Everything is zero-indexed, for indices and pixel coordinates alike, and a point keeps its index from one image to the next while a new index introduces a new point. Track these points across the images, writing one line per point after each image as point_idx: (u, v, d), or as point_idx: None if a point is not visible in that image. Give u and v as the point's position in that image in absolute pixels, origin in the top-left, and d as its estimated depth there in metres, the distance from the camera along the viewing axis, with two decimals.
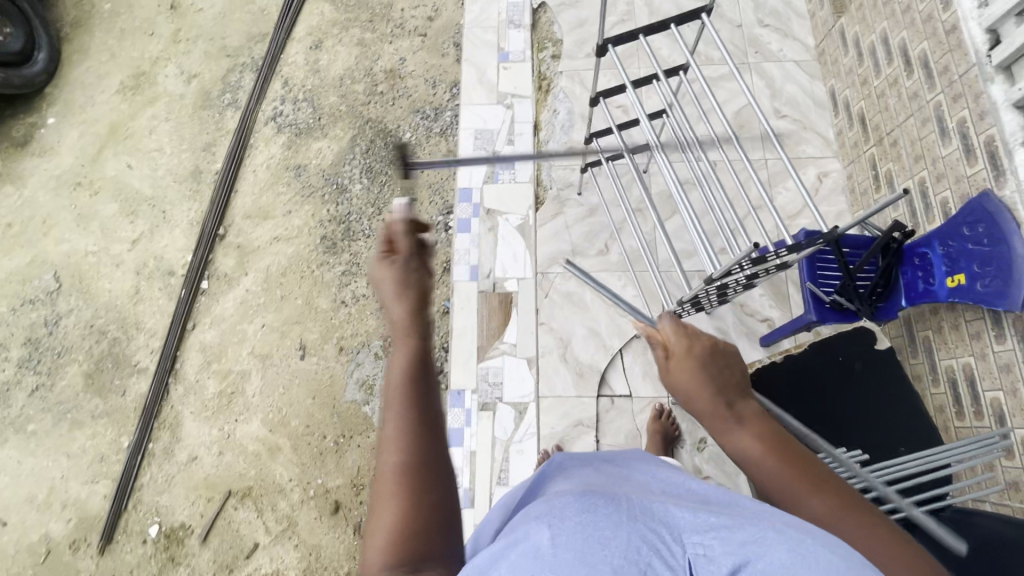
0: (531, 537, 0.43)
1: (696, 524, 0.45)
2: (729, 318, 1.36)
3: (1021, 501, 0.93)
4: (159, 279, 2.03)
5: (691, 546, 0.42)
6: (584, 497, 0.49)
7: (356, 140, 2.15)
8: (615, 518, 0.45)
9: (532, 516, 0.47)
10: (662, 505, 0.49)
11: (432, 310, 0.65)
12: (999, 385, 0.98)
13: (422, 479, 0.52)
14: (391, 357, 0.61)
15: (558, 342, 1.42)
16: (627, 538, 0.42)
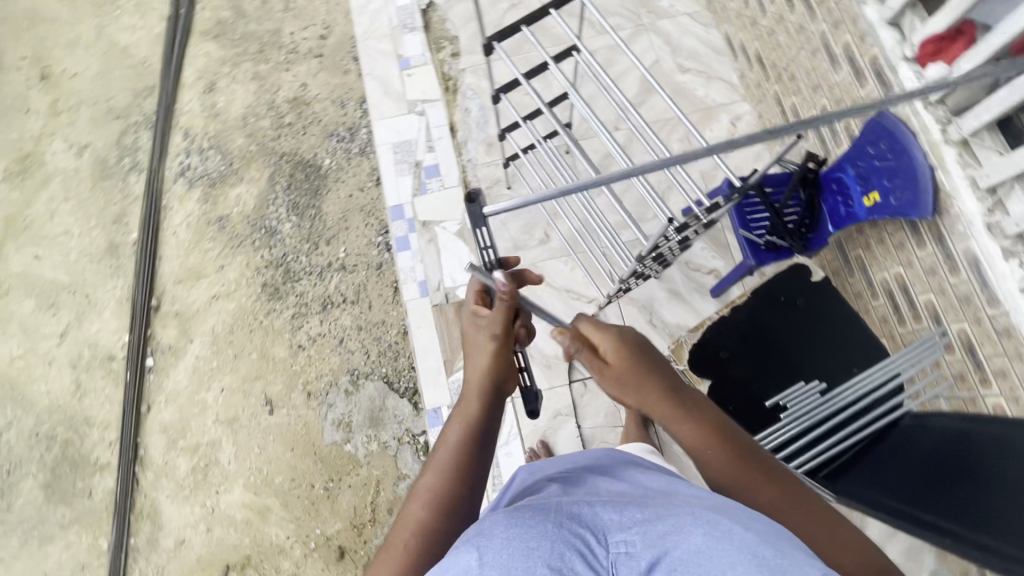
0: (464, 559, 0.52)
1: (622, 525, 0.56)
2: (678, 278, 1.39)
3: (968, 392, 0.99)
4: (100, 367, 1.91)
5: (614, 544, 0.54)
6: (517, 512, 0.58)
7: (275, 178, 2.06)
8: (542, 528, 0.54)
9: (467, 537, 0.56)
10: (591, 509, 0.60)
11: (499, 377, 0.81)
12: (929, 287, 1.03)
13: (434, 529, 0.72)
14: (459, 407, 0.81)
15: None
16: (551, 545, 0.52)
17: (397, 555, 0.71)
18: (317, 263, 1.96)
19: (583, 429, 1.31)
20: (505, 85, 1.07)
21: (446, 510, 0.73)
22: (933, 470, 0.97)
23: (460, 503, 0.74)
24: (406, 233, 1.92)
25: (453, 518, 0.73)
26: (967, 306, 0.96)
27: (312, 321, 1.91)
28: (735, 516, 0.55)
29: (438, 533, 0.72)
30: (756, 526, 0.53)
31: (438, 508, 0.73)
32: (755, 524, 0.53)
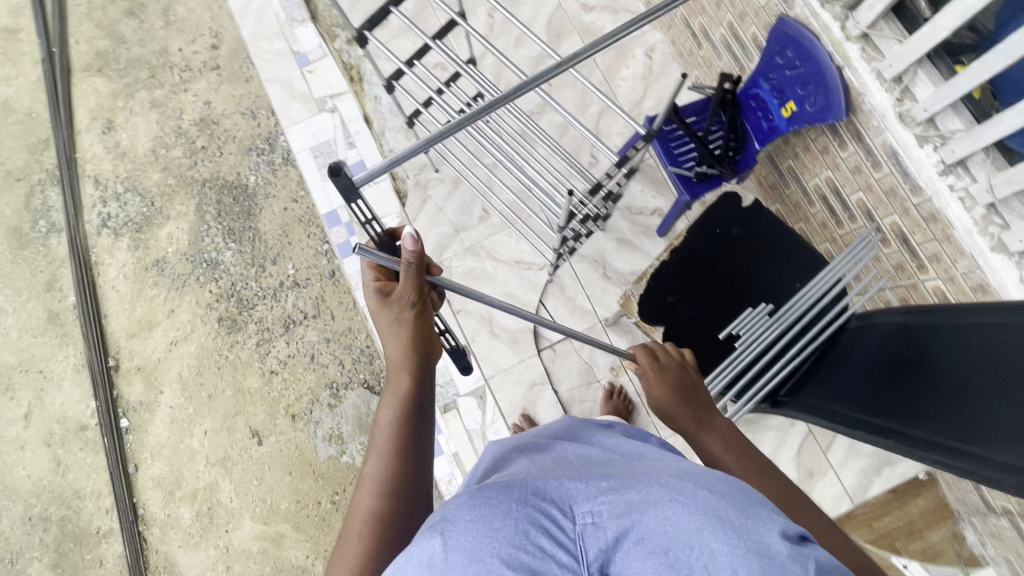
0: (427, 545, 0.51)
1: (587, 494, 0.57)
2: (623, 225, 1.38)
3: (908, 280, 1.03)
4: (76, 439, 1.86)
5: (581, 515, 0.55)
6: (480, 492, 0.57)
7: (203, 208, 1.96)
8: (505, 507, 0.54)
9: (430, 521, 0.55)
10: (557, 481, 0.61)
11: (419, 349, 0.86)
12: (858, 186, 1.04)
13: (383, 514, 0.75)
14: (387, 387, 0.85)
15: (481, 321, 1.38)
16: (515, 524, 0.51)
17: (357, 541, 0.73)
18: (268, 285, 1.90)
19: (560, 394, 1.33)
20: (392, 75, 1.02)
21: (396, 482, 0.77)
22: (880, 369, 0.99)
23: (406, 478, 0.78)
24: (346, 237, 1.88)
25: (402, 489, 0.77)
26: (893, 199, 0.97)
27: (278, 344, 1.87)
28: (708, 485, 0.55)
29: (393, 507, 0.75)
30: (717, 480, 0.57)
31: (389, 482, 0.77)
32: (721, 485, 0.56)
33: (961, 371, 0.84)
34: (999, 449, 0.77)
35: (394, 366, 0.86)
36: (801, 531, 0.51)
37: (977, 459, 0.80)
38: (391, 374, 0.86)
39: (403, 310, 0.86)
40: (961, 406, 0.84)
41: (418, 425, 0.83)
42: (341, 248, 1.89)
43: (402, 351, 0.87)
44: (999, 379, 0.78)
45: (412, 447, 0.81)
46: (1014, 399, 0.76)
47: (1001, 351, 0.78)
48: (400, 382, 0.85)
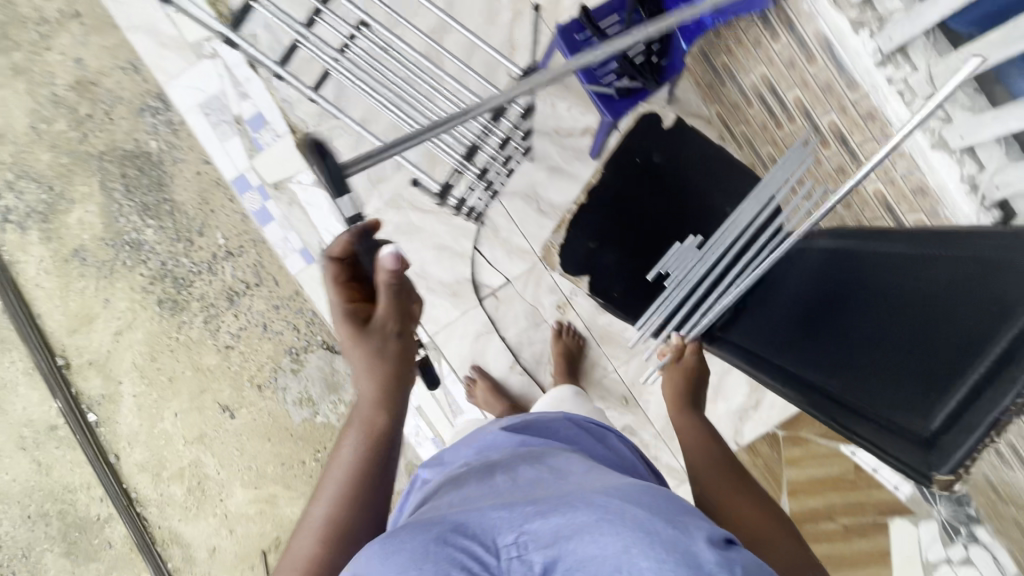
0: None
1: (511, 522, 0.56)
2: (552, 150, 1.30)
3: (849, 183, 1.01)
4: (49, 439, 1.85)
5: (505, 548, 0.54)
6: (394, 535, 0.57)
7: (109, 185, 1.78)
8: (422, 549, 0.53)
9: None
10: (481, 510, 0.59)
11: (394, 387, 0.86)
12: (794, 84, 0.98)
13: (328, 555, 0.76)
14: (356, 419, 0.85)
15: (416, 278, 1.34)
16: (432, 570, 0.51)
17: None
18: (201, 259, 1.79)
19: (508, 339, 1.35)
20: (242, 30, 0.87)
21: (348, 524, 0.78)
22: (814, 307, 1.02)
23: (359, 518, 0.79)
24: (262, 202, 1.73)
25: (355, 529, 0.79)
26: (830, 96, 0.92)
27: (227, 318, 1.80)
28: (636, 502, 0.55)
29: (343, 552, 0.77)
30: (649, 496, 0.56)
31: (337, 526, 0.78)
32: (647, 499, 0.55)
33: (895, 320, 0.88)
34: (908, 414, 0.82)
35: (364, 400, 0.86)
36: (727, 535, 0.52)
37: (885, 429, 0.84)
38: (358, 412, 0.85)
39: (385, 346, 0.86)
40: (885, 359, 0.88)
41: (383, 464, 0.83)
42: (257, 215, 1.75)
43: (375, 386, 0.85)
44: (934, 332, 0.81)
45: (372, 488, 0.82)
46: (940, 355, 0.80)
47: (946, 295, 0.81)
48: (369, 422, 0.84)
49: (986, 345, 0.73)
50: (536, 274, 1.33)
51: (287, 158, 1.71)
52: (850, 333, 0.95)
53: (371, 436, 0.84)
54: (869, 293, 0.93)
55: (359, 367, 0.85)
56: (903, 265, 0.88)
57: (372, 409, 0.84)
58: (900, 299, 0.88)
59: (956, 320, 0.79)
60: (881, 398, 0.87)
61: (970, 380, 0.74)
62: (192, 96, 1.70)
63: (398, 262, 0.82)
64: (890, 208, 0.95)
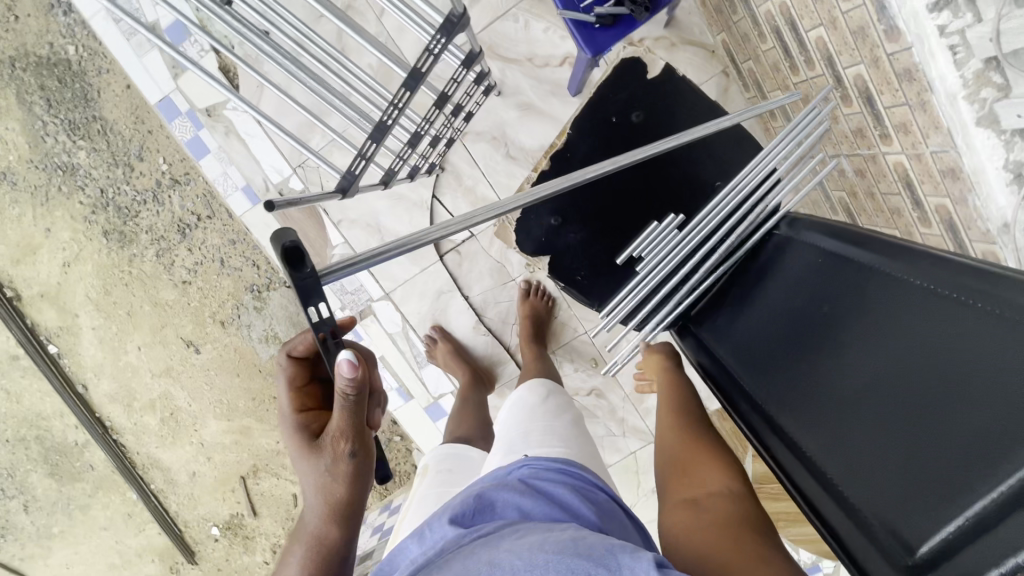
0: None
1: None
2: (526, 86, 1.16)
3: (868, 148, 0.86)
4: (13, 368, 1.82)
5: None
6: None
7: (27, 98, 1.56)
8: None
9: None
10: None
11: (349, 505, 0.73)
12: (819, 19, 0.78)
13: None
14: (307, 532, 0.73)
15: (369, 230, 1.23)
16: None
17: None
18: (144, 187, 1.62)
19: (472, 297, 1.26)
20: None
21: None
22: (798, 325, 0.82)
23: None
24: (194, 132, 1.40)
25: None
26: (863, 42, 0.73)
27: (180, 253, 1.68)
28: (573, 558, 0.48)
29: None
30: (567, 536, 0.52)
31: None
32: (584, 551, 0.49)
33: (888, 373, 0.67)
34: (874, 505, 0.65)
35: (315, 511, 0.74)
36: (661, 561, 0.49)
37: (840, 502, 0.69)
38: (309, 530, 0.73)
39: (338, 464, 0.71)
40: (859, 419, 0.69)
41: None
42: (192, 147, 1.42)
43: (326, 503, 0.72)
44: (927, 411, 0.61)
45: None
46: (930, 446, 0.60)
47: (960, 370, 0.59)
48: (323, 538, 0.73)
49: (987, 469, 0.53)
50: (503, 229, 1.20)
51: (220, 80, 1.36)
52: (830, 367, 0.75)
53: (326, 553, 0.72)
54: (870, 327, 0.72)
55: (310, 483, 0.73)
56: (926, 307, 0.65)
57: (325, 526, 0.72)
58: (903, 352, 0.66)
59: (966, 410, 0.57)
60: (844, 465, 0.70)
61: (964, 508, 0.55)
62: None
63: (353, 378, 0.62)
64: (909, 184, 0.80)
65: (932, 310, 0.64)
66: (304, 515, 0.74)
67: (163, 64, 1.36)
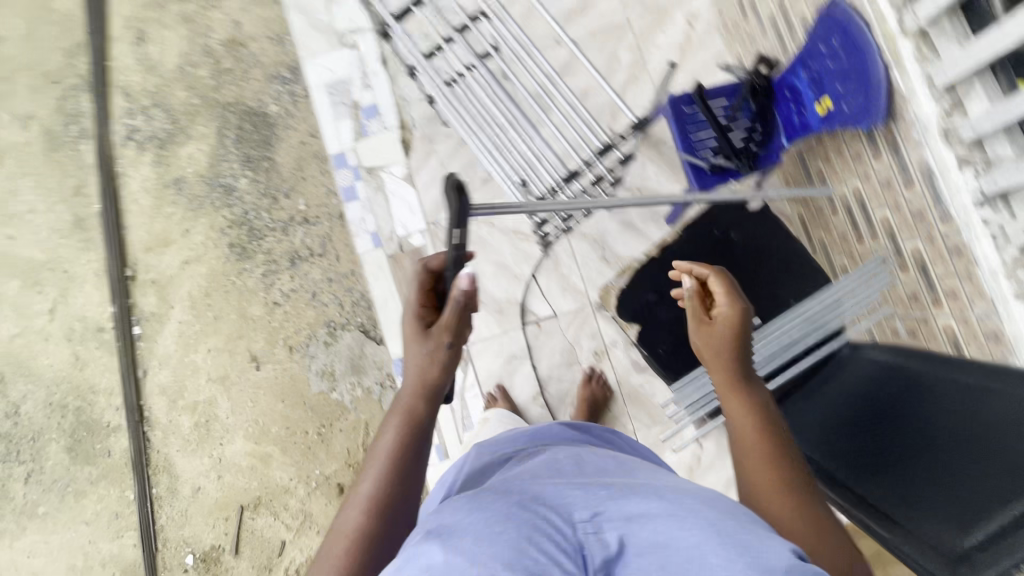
0: (422, 552, 0.44)
1: (586, 502, 0.53)
2: (631, 208, 1.40)
3: (922, 312, 0.99)
4: (93, 338, 1.99)
5: (582, 527, 0.50)
6: (478, 494, 0.54)
7: (224, 132, 1.97)
8: (507, 510, 0.50)
9: (429, 527, 0.49)
10: (554, 486, 0.57)
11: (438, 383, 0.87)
12: (885, 203, 0.98)
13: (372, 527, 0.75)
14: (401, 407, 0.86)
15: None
16: (516, 530, 0.46)
17: (337, 556, 0.73)
18: (279, 218, 1.92)
19: (540, 369, 1.38)
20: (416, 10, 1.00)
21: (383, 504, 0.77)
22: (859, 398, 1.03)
23: (395, 499, 0.78)
24: (353, 181, 1.83)
25: (389, 509, 0.77)
26: (921, 224, 0.91)
27: (282, 277, 1.91)
28: (702, 500, 0.53)
29: (378, 530, 0.75)
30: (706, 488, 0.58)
31: (382, 501, 0.77)
32: (716, 500, 0.53)
33: (931, 433, 0.86)
34: (930, 525, 0.81)
35: (411, 388, 0.87)
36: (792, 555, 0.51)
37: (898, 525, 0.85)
38: (403, 404, 0.87)
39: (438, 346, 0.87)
40: (912, 468, 0.87)
41: (418, 452, 0.83)
42: (346, 192, 1.85)
43: (421, 378, 0.87)
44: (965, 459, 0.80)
45: (409, 474, 0.81)
46: (968, 481, 0.79)
47: (987, 430, 0.78)
48: (414, 413, 0.86)
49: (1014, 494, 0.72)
50: (584, 314, 1.38)
51: (387, 149, 1.81)
52: (885, 432, 0.94)
53: (414, 426, 0.85)
54: (913, 409, 0.91)
55: (413, 363, 0.88)
56: (959, 387, 0.86)
57: (420, 402, 0.86)
58: (942, 419, 0.85)
59: (991, 454, 0.77)
60: (903, 500, 0.86)
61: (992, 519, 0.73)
62: (324, 78, 1.86)
63: (471, 288, 0.81)
64: (957, 347, 0.92)
65: (957, 393, 0.85)
66: (400, 391, 0.87)
67: (349, 131, 1.82)
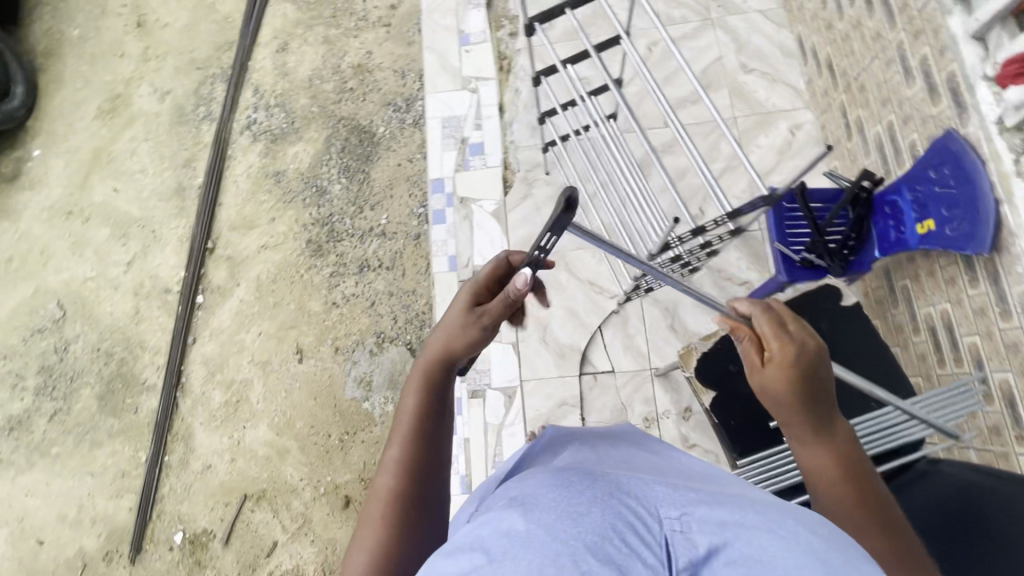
0: (502, 518, 0.40)
1: (674, 499, 0.43)
2: (707, 286, 1.46)
3: (1001, 446, 0.97)
4: (157, 297, 2.08)
5: (668, 522, 0.40)
6: (562, 473, 0.46)
7: (332, 140, 2.14)
8: (589, 494, 0.42)
9: (507, 498, 0.44)
10: (637, 477, 0.47)
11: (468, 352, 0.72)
12: (976, 329, 1.01)
13: (402, 510, 0.64)
14: (422, 378, 0.71)
15: (536, 325, 1.49)
16: (601, 515, 0.39)
17: (373, 528, 0.63)
18: (360, 226, 2.04)
19: (587, 422, 1.41)
20: (563, 68, 1.08)
21: (416, 485, 0.65)
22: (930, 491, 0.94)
23: (426, 478, 0.66)
24: (444, 207, 1.92)
25: (421, 488, 0.65)
26: (1015, 356, 0.92)
27: (348, 281, 1.99)
28: (796, 516, 0.42)
29: (414, 503, 0.64)
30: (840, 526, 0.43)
31: (414, 471, 0.66)
32: (823, 527, 0.41)
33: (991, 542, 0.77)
34: None
35: (433, 356, 0.72)
36: None
37: None
38: (424, 372, 0.71)
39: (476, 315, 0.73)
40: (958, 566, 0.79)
41: (441, 424, 0.69)
42: (437, 215, 1.93)
43: (446, 345, 0.72)
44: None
45: (438, 445, 0.69)
46: None
47: None
48: (440, 381, 0.71)
49: None
50: (641, 378, 1.42)
51: (486, 184, 1.89)
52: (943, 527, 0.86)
53: (440, 395, 0.70)
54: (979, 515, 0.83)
55: (441, 329, 0.74)
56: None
57: (444, 371, 0.72)
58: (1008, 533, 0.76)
59: None
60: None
61: None
62: (441, 111, 2.01)
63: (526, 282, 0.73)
64: None
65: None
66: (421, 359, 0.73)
67: (452, 162, 1.95)
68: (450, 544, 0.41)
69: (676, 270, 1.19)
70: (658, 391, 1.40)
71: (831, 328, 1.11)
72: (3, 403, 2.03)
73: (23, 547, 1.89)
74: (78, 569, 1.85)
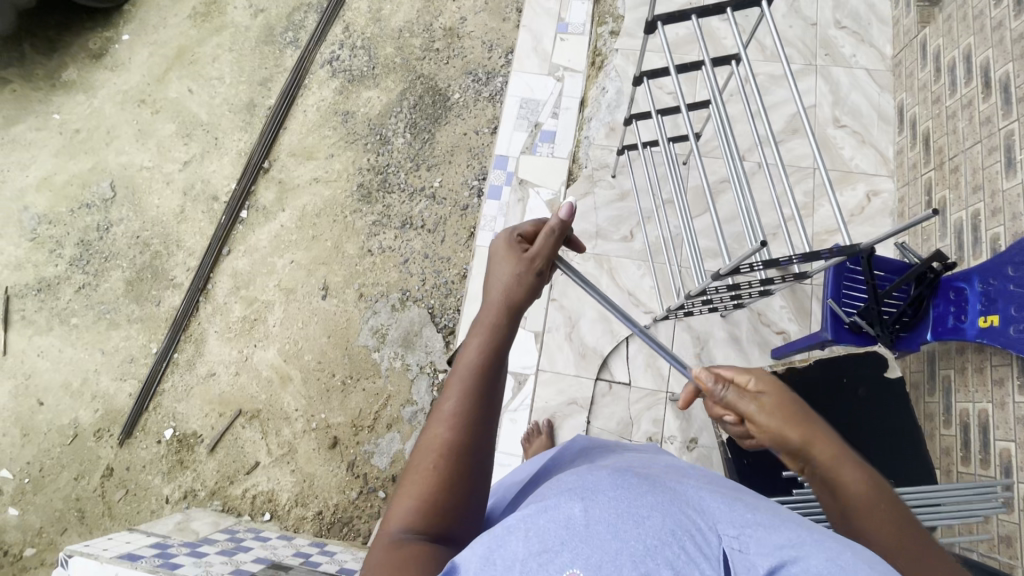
0: (563, 507, 0.42)
1: (732, 517, 0.43)
2: (744, 326, 1.45)
3: (1008, 557, 0.99)
4: (204, 203, 2.13)
5: (726, 539, 0.41)
6: (620, 473, 0.48)
7: (406, 94, 2.16)
8: (650, 498, 0.43)
9: (563, 487, 0.46)
10: (695, 490, 0.47)
11: (524, 307, 0.69)
12: (1013, 437, 1.01)
13: (457, 456, 0.58)
14: (478, 328, 0.67)
15: (565, 320, 1.50)
16: (662, 520, 0.40)
17: (420, 477, 0.58)
18: (413, 183, 2.05)
19: (590, 426, 1.41)
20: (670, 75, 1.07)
21: (474, 435, 0.60)
22: None
23: (486, 428, 0.61)
24: (501, 183, 1.94)
25: (479, 438, 0.60)
26: None
27: (387, 233, 2.01)
28: (853, 549, 0.40)
29: (467, 458, 0.59)
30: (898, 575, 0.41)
31: (470, 424, 0.60)
32: (880, 565, 0.39)
33: None
34: None
35: (491, 309, 0.69)
36: None
37: None
38: (486, 326, 0.67)
39: (527, 266, 0.71)
40: None
41: (500, 377, 0.64)
42: (492, 190, 1.95)
43: (506, 299, 0.69)
44: None
45: (496, 401, 0.63)
46: None
47: None
48: (501, 335, 0.66)
49: None
50: (655, 398, 1.42)
51: (548, 173, 1.90)
52: None
53: (501, 348, 0.65)
54: None
55: (500, 280, 0.70)
56: None
57: (503, 323, 0.67)
58: None
59: None
60: None
61: None
62: (522, 91, 2.01)
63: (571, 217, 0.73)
64: None
65: None
66: (482, 306, 0.69)
67: (520, 143, 1.96)
68: (509, 523, 0.43)
69: (726, 300, 1.16)
70: (669, 415, 1.40)
71: (868, 395, 1.09)
72: (38, 264, 2.10)
73: (23, 403, 1.95)
74: (68, 438, 1.90)
